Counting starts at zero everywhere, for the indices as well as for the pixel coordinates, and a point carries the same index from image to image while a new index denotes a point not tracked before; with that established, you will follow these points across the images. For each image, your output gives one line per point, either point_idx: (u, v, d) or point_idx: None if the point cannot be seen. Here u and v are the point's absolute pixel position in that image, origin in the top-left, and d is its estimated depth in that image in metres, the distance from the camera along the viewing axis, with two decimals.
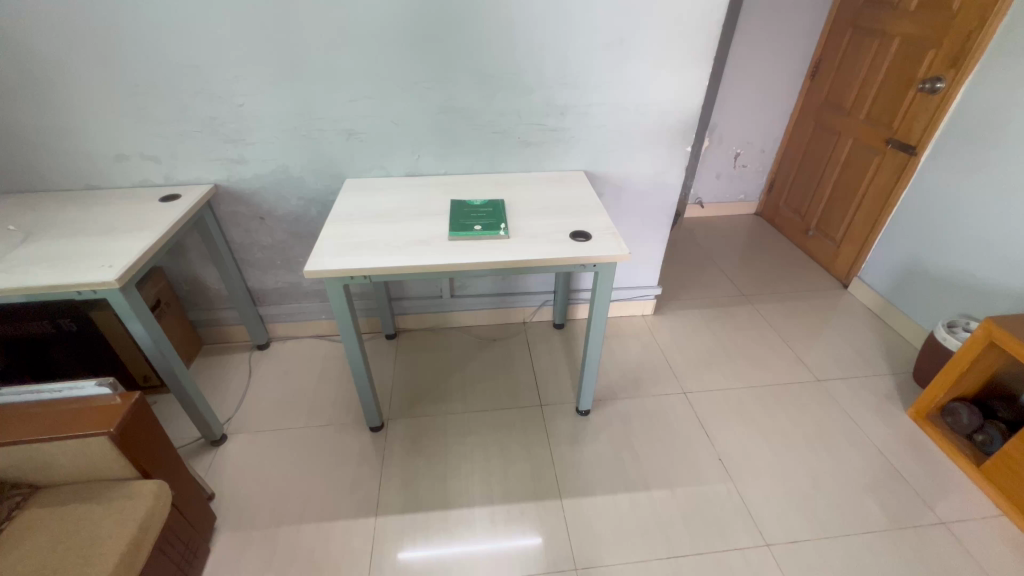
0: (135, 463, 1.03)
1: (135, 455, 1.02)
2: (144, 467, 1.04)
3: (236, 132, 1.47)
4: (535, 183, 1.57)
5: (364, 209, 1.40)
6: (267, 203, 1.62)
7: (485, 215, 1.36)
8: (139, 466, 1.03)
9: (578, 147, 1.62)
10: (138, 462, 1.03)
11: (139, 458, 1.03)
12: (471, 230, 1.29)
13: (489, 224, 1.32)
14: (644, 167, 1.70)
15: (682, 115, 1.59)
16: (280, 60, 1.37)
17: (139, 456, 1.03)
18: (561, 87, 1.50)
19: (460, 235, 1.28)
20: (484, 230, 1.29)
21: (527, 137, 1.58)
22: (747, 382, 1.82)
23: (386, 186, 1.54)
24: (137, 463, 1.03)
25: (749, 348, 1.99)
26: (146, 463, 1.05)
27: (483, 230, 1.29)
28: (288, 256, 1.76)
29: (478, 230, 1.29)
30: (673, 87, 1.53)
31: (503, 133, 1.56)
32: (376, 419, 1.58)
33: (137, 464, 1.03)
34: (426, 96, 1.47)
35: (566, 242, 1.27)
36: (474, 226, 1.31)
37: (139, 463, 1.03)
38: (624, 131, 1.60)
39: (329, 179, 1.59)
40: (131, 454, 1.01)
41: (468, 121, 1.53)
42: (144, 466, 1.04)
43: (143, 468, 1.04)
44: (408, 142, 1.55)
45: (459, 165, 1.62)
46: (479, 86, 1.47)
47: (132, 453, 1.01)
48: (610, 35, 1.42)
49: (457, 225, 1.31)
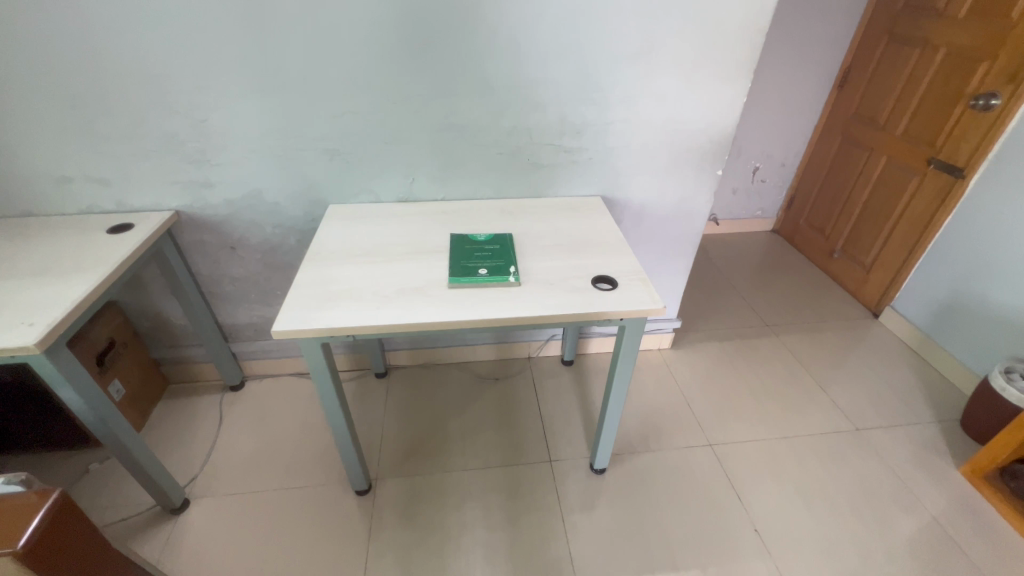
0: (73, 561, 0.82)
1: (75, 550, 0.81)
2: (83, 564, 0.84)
3: (200, 152, 1.25)
4: (548, 212, 1.37)
5: (348, 246, 1.19)
6: (238, 231, 1.40)
7: (491, 255, 1.16)
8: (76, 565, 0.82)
9: (596, 169, 1.42)
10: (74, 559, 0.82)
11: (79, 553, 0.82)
12: (475, 276, 1.08)
13: (496, 267, 1.11)
14: (669, 191, 1.50)
15: (714, 134, 1.40)
16: (249, 69, 1.15)
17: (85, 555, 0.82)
18: (580, 102, 1.29)
19: (462, 282, 1.07)
20: (491, 274, 1.09)
21: (539, 160, 1.38)
22: (780, 431, 1.63)
23: (375, 216, 1.33)
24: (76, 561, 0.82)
25: (778, 389, 1.80)
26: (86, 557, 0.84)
27: (490, 274, 1.09)
28: (264, 288, 1.54)
29: (484, 275, 1.09)
30: (706, 105, 1.34)
31: (511, 154, 1.36)
32: (362, 482, 1.37)
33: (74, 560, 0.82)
34: (422, 112, 1.26)
35: (587, 291, 1.07)
36: (479, 270, 1.10)
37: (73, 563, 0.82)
38: (648, 153, 1.40)
39: (310, 206, 1.38)
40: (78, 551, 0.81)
41: (471, 141, 1.32)
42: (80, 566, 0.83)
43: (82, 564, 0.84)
44: (401, 163, 1.34)
45: (460, 190, 1.41)
46: (486, 102, 1.26)
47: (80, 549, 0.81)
48: (638, 44, 1.22)
49: (459, 269, 1.10)
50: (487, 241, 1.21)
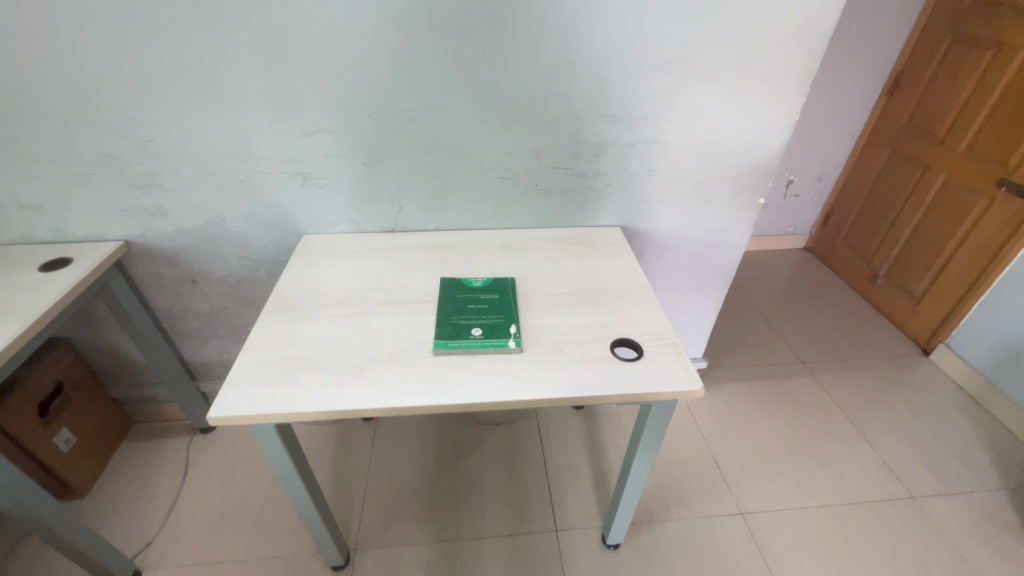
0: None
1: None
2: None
3: (147, 175, 1.06)
4: (557, 248, 1.16)
5: (317, 293, 1.00)
6: (199, 263, 1.21)
7: (488, 309, 0.95)
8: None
9: (615, 195, 1.20)
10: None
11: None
12: (466, 339, 0.88)
13: (493, 327, 0.91)
14: (701, 220, 1.28)
15: (758, 157, 1.17)
16: (200, 80, 0.95)
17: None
18: (598, 119, 1.07)
19: (450, 347, 0.86)
20: (486, 337, 0.89)
21: (548, 186, 1.16)
22: (822, 497, 1.42)
23: (354, 251, 1.13)
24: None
25: (817, 442, 1.58)
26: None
27: (485, 336, 0.88)
28: (233, 324, 1.36)
29: (478, 338, 0.88)
30: (749, 122, 1.11)
31: (515, 179, 1.15)
32: (338, 557, 1.19)
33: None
34: (408, 130, 1.05)
35: (605, 361, 0.86)
36: (472, 330, 0.90)
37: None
38: (678, 177, 1.18)
39: (280, 236, 1.19)
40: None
41: (467, 165, 1.11)
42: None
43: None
44: (385, 189, 1.13)
45: (455, 219, 1.20)
46: (485, 119, 1.05)
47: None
48: (670, 50, 0.99)
49: (447, 329, 0.90)
50: (484, 289, 1.01)
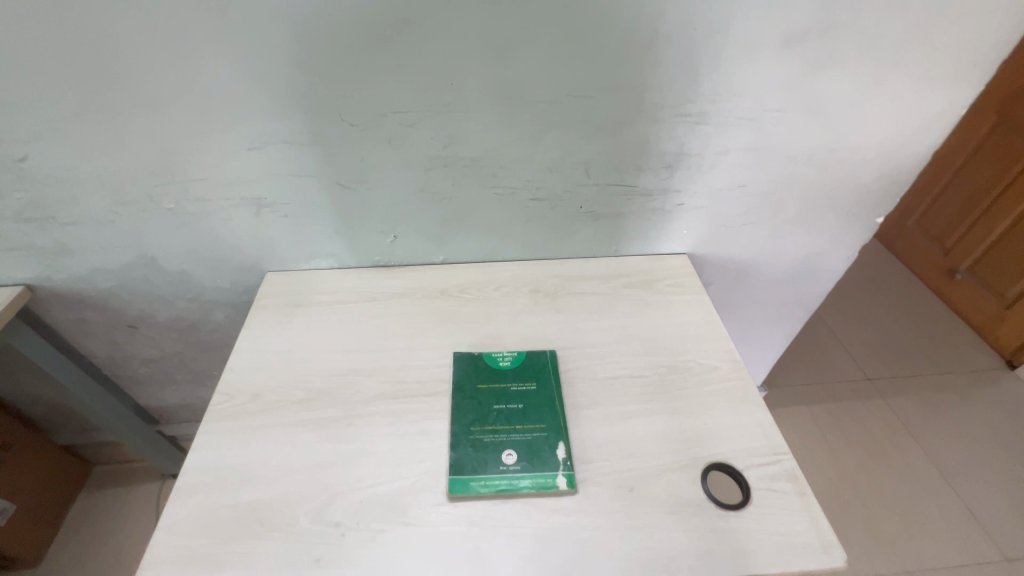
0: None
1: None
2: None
3: (34, 206, 0.74)
4: (607, 295, 0.86)
5: (282, 380, 0.72)
6: (133, 308, 0.93)
7: (523, 413, 0.68)
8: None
9: (687, 218, 0.88)
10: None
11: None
12: (496, 474, 0.61)
13: (530, 449, 0.64)
14: (794, 245, 0.96)
15: (892, 167, 0.84)
16: (81, 72, 0.62)
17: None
18: (678, 120, 0.73)
19: (472, 490, 0.60)
20: (524, 469, 0.62)
21: (598, 208, 0.84)
22: (901, 562, 1.22)
23: (334, 302, 0.84)
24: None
25: (889, 487, 1.36)
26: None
27: (522, 469, 0.62)
28: (192, 368, 1.09)
29: (512, 471, 0.61)
30: (894, 121, 0.77)
31: (551, 202, 0.82)
32: None
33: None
34: (401, 139, 0.72)
35: (698, 510, 0.59)
36: (503, 457, 0.63)
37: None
38: (776, 194, 0.86)
39: (236, 275, 0.89)
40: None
41: (487, 184, 0.78)
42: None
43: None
44: (372, 216, 0.81)
45: (469, 250, 0.89)
46: (514, 121, 0.71)
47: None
48: (803, 17, 0.64)
49: (467, 453, 0.63)
50: (515, 374, 0.72)
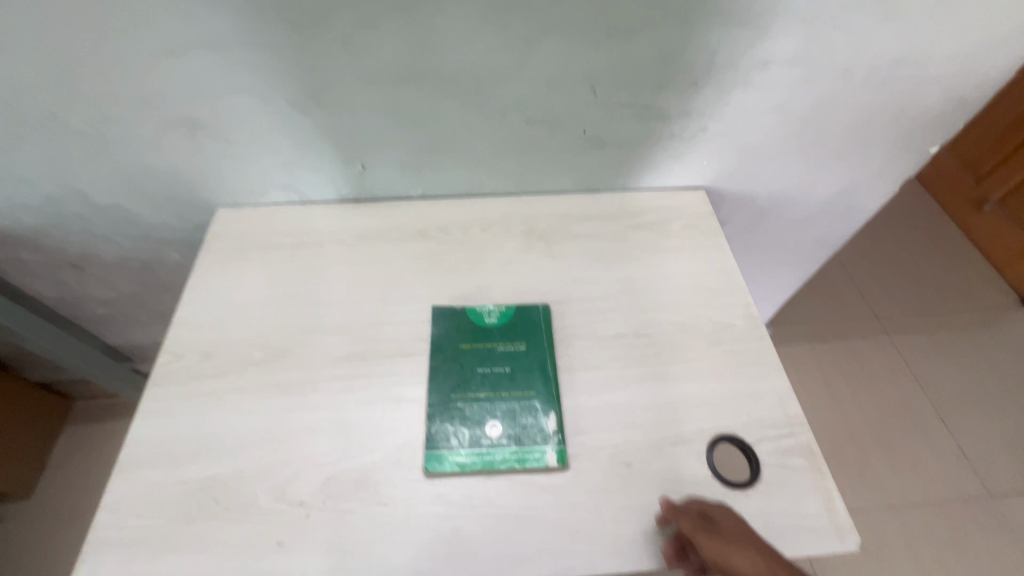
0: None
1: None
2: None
3: None
4: (610, 239, 0.75)
5: (239, 338, 0.63)
6: (73, 247, 0.82)
7: (511, 379, 0.60)
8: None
9: (710, 148, 0.75)
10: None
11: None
12: (479, 449, 0.55)
13: (518, 420, 0.57)
14: (829, 180, 0.83)
15: (963, 87, 0.69)
16: None
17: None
18: (714, 20, 0.57)
19: (451, 467, 0.54)
20: (511, 444, 0.55)
21: (605, 134, 0.70)
22: (886, 497, 1.24)
23: (296, 245, 0.73)
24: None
25: (884, 426, 1.35)
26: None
27: (507, 443, 0.55)
28: (155, 308, 1.00)
29: (496, 447, 0.55)
30: (982, 27, 0.61)
31: (549, 126, 0.68)
32: None
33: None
34: (358, 43, 0.56)
35: (700, 488, 0.54)
36: (486, 429, 0.56)
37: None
38: (819, 120, 0.72)
39: (183, 211, 0.77)
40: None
41: (470, 103, 0.64)
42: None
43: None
44: (333, 142, 0.67)
45: (452, 184, 0.76)
46: (503, 19, 0.55)
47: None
48: None
49: (447, 425, 0.56)
50: (502, 333, 0.64)
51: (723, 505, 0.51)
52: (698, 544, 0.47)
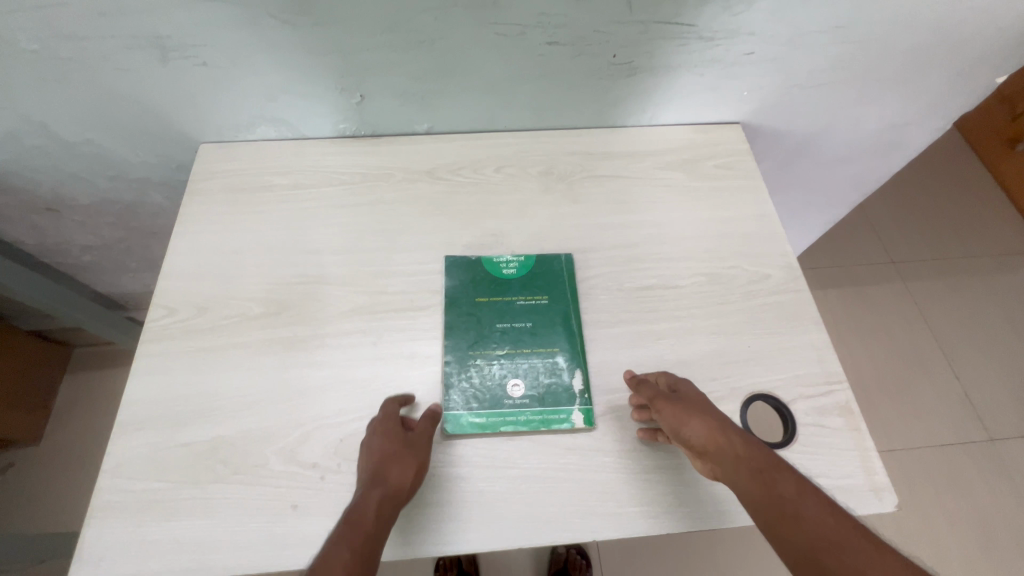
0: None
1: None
2: (391, 448, 0.46)
3: None
4: (637, 180, 0.68)
5: (235, 291, 0.58)
6: (45, 189, 0.74)
7: (533, 335, 0.56)
8: (389, 496, 0.44)
9: (753, 76, 0.66)
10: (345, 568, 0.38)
11: (377, 550, 0.41)
12: (500, 409, 0.52)
13: (542, 379, 0.54)
14: (879, 113, 0.75)
15: None
16: None
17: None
18: None
19: (472, 428, 0.51)
20: (535, 404, 0.52)
21: (638, 59, 0.61)
22: (887, 441, 1.26)
23: (291, 187, 0.66)
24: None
25: (892, 372, 1.34)
26: (372, 555, 0.40)
27: (531, 403, 0.52)
28: (145, 255, 0.94)
29: (519, 408, 0.52)
30: None
31: (574, 48, 0.59)
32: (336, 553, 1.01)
33: (362, 560, 0.39)
34: None
35: None
36: (508, 388, 0.53)
37: (351, 509, 0.42)
38: (881, 42, 0.62)
39: (162, 148, 0.69)
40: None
41: (483, 19, 0.54)
42: (394, 483, 0.44)
43: (375, 511, 0.42)
44: (326, 68, 0.59)
45: (461, 117, 0.68)
46: None
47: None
48: None
49: (466, 385, 0.53)
50: (522, 286, 0.59)
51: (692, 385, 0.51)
52: (655, 406, 0.48)
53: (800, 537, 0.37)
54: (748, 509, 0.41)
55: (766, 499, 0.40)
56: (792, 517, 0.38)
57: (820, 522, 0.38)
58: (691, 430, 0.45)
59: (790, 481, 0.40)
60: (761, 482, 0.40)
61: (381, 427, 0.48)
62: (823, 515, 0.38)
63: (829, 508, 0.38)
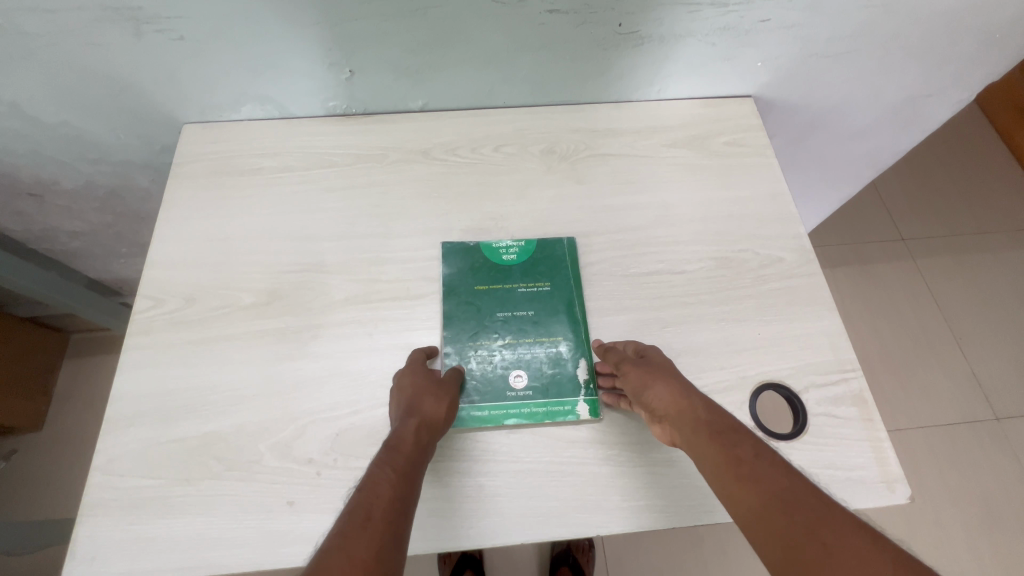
0: (375, 503, 0.36)
1: (375, 512, 0.35)
2: (423, 383, 0.47)
3: None
4: (643, 158, 0.65)
5: (225, 280, 0.56)
6: (24, 173, 0.71)
7: (535, 324, 0.54)
8: (426, 425, 0.44)
9: (769, 45, 0.62)
10: (392, 484, 0.38)
11: (418, 472, 0.41)
12: (502, 401, 0.50)
13: (545, 370, 0.52)
14: (899, 85, 0.71)
15: None
16: None
17: (403, 524, 0.35)
18: None
19: (473, 422, 0.49)
20: (537, 395, 0.51)
21: (646, 27, 0.57)
22: (893, 420, 1.25)
23: (280, 169, 0.63)
24: (392, 505, 0.36)
25: (900, 352, 1.33)
26: (413, 476, 0.40)
27: (533, 395, 0.51)
28: (134, 239, 0.92)
29: (521, 400, 0.51)
30: None
31: (577, 16, 0.55)
32: None
33: (407, 480, 0.39)
34: None
35: None
36: (510, 379, 0.51)
37: (389, 438, 0.42)
38: (907, 6, 0.58)
39: (144, 128, 0.66)
40: (377, 571, 0.31)
41: None
42: (429, 414, 0.45)
43: (413, 439, 0.42)
44: (313, 42, 0.55)
45: (457, 93, 0.65)
46: None
47: (398, 568, 0.33)
48: None
49: (467, 377, 0.51)
50: (524, 273, 0.57)
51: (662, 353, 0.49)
52: (621, 370, 0.47)
53: (751, 497, 0.34)
54: (706, 472, 0.39)
55: (719, 458, 0.38)
56: (744, 475, 0.36)
57: (774, 481, 0.35)
58: (655, 393, 0.43)
59: (748, 442, 0.38)
60: (717, 441, 0.38)
61: (408, 369, 0.49)
62: (777, 475, 0.35)
63: (784, 468, 0.35)
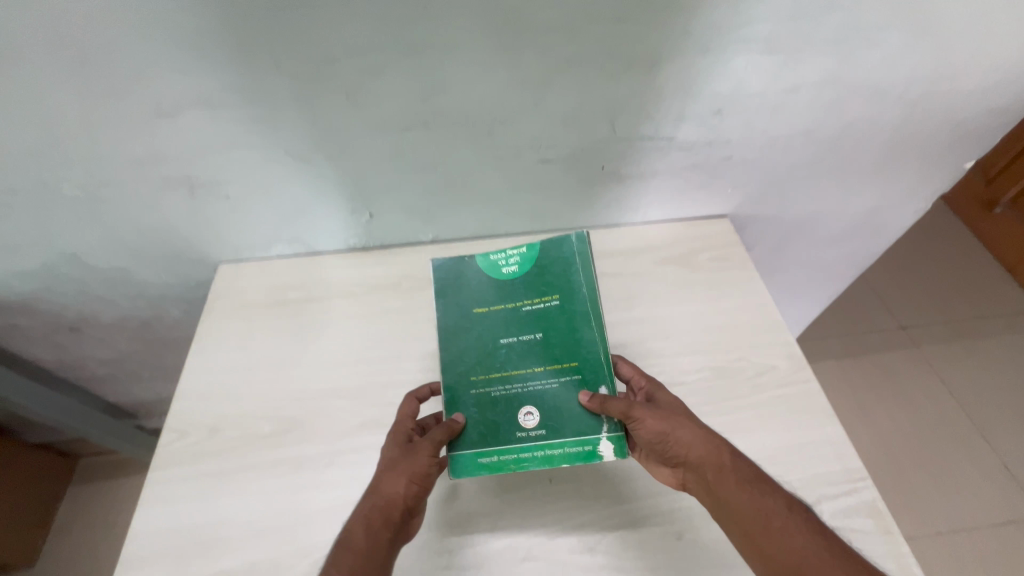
0: None
1: None
2: (390, 456, 0.50)
3: None
4: (635, 277, 0.71)
5: (247, 409, 0.59)
6: (69, 311, 0.78)
7: (546, 349, 0.55)
8: (379, 509, 0.46)
9: (735, 176, 0.71)
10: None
11: (375, 556, 0.45)
12: (513, 443, 0.51)
13: (557, 403, 0.52)
14: (858, 200, 0.79)
15: (1001, 102, 0.65)
16: None
17: None
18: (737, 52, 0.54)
19: (487, 468, 0.51)
20: (554, 436, 0.51)
21: (625, 169, 0.66)
22: (932, 523, 1.18)
23: (303, 300, 0.69)
24: None
25: (922, 445, 1.29)
26: (365, 565, 0.44)
27: (548, 435, 0.51)
28: (158, 363, 0.96)
29: (536, 442, 0.51)
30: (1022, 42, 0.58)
31: (565, 164, 0.64)
32: None
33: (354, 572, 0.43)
34: (362, 93, 0.53)
35: None
36: (522, 418, 0.52)
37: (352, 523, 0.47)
38: (849, 142, 0.68)
39: (184, 268, 0.73)
40: None
41: (481, 145, 0.60)
42: (386, 493, 0.47)
43: (364, 526, 0.46)
44: (340, 194, 0.64)
45: (464, 226, 0.73)
46: (516, 58, 0.52)
47: None
48: None
49: (478, 418, 0.52)
50: (529, 287, 0.57)
51: (668, 392, 0.53)
52: (633, 416, 0.49)
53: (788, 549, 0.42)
54: (728, 514, 0.45)
55: (756, 511, 0.44)
56: (777, 527, 0.43)
57: (803, 533, 0.43)
58: (679, 444, 0.47)
59: (780, 493, 0.45)
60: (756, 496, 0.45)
61: (390, 437, 0.52)
62: (805, 529, 0.43)
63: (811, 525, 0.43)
